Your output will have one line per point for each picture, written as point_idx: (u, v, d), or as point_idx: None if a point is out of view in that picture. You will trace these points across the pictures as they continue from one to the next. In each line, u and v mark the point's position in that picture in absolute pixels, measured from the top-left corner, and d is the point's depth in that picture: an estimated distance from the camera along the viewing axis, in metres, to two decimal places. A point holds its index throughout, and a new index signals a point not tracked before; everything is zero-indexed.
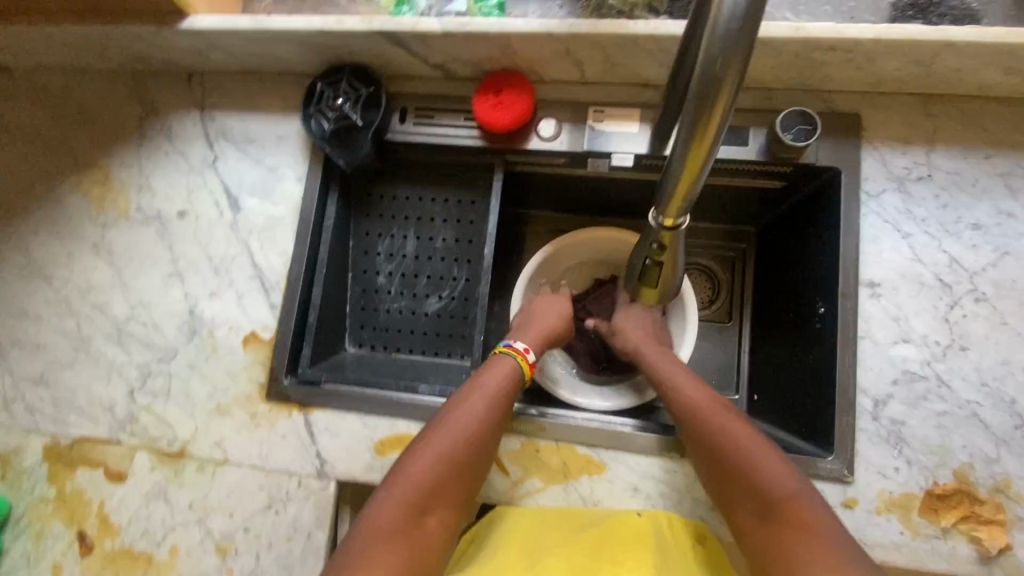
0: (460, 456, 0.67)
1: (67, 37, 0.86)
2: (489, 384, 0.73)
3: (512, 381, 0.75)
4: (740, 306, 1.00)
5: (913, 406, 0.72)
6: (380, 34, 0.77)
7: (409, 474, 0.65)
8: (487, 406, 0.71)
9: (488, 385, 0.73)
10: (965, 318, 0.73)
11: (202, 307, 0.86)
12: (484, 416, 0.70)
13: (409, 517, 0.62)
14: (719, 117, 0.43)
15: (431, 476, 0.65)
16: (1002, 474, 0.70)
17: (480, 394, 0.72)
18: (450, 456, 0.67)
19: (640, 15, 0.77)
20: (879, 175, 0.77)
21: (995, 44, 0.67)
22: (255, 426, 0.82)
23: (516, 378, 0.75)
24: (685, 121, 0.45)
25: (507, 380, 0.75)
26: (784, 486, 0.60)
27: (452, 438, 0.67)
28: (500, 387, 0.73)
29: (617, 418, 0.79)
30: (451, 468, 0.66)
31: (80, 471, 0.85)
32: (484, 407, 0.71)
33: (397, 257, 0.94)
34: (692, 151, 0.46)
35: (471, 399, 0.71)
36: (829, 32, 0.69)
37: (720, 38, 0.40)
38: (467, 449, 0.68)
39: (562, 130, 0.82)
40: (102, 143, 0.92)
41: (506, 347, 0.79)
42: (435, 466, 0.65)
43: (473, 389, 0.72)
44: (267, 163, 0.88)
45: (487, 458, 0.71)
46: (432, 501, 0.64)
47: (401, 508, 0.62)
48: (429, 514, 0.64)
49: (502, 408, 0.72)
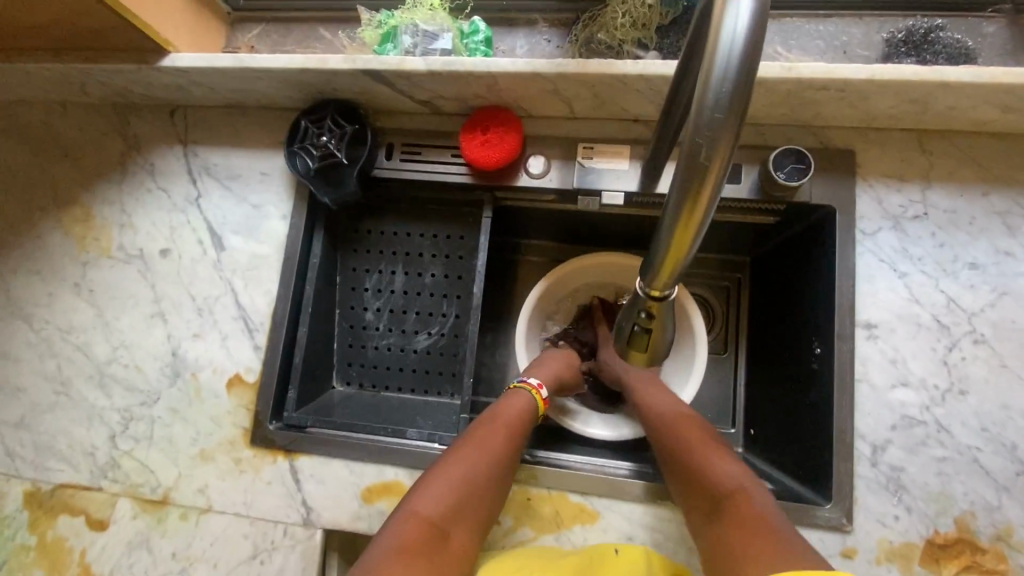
0: (481, 481, 0.66)
1: (46, 73, 0.84)
2: (507, 414, 0.73)
3: (527, 419, 0.75)
4: (735, 337, 0.98)
5: (912, 451, 0.70)
6: (363, 72, 0.75)
7: (431, 496, 0.62)
8: (508, 434, 0.71)
9: (506, 415, 0.73)
10: (964, 361, 0.71)
11: (185, 349, 0.84)
12: (504, 443, 0.70)
13: (430, 540, 0.59)
14: (713, 185, 0.36)
15: (453, 499, 0.63)
16: (1004, 522, 0.68)
17: (498, 423, 0.72)
18: (471, 480, 0.65)
19: (629, 50, 0.76)
20: (874, 213, 0.75)
21: (992, 84, 0.65)
22: (240, 472, 0.80)
23: (530, 411, 0.75)
24: (670, 196, 0.37)
25: (522, 412, 0.75)
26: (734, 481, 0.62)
27: (476, 462, 0.66)
28: (517, 418, 0.73)
29: (611, 463, 0.77)
30: (471, 493, 0.64)
31: (60, 518, 0.82)
32: (506, 437, 0.70)
33: (385, 293, 0.92)
34: (678, 232, 0.38)
35: (491, 426, 0.71)
36: (822, 72, 0.67)
37: (718, 91, 0.33)
38: (489, 476, 0.67)
39: (551, 167, 0.81)
40: (83, 179, 0.91)
41: (520, 382, 0.79)
42: (458, 488, 0.64)
43: (491, 417, 0.72)
44: (251, 200, 0.86)
45: (504, 488, 0.69)
46: (452, 527, 0.61)
47: (422, 531, 0.59)
48: (449, 539, 0.61)
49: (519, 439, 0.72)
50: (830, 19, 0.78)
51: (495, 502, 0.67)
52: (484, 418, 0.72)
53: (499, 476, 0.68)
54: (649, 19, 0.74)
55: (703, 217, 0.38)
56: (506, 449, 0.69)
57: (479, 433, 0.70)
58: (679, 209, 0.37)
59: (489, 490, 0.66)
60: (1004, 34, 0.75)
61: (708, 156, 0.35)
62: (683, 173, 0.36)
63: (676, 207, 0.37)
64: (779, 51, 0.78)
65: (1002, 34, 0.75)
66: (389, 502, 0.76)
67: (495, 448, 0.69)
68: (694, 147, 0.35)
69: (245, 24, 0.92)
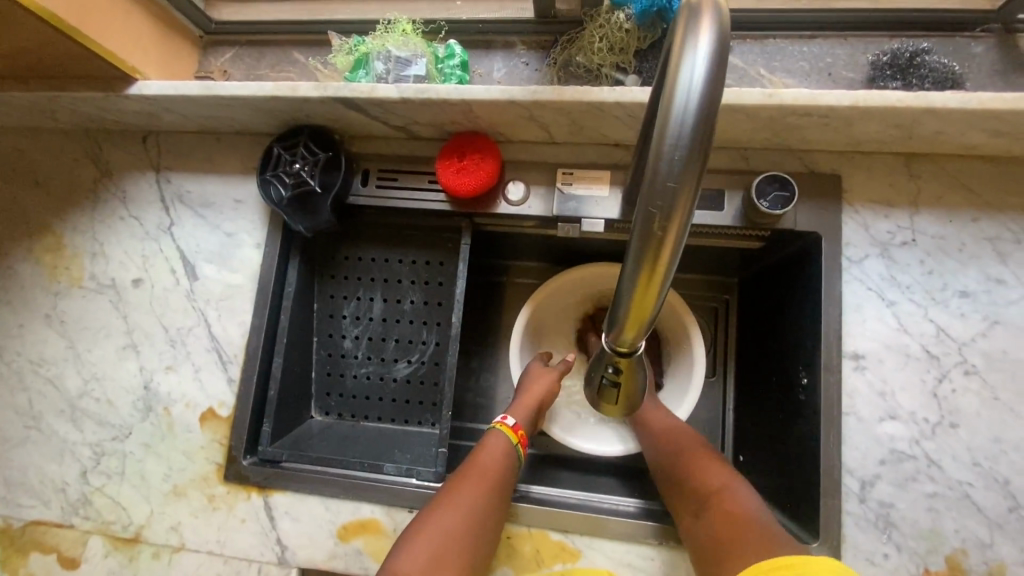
0: (460, 532, 0.63)
1: (13, 101, 0.82)
2: (487, 459, 0.71)
3: (509, 459, 0.73)
4: (723, 360, 0.96)
5: (901, 487, 0.68)
6: (335, 100, 0.73)
7: (407, 556, 0.60)
8: (486, 480, 0.68)
9: (485, 461, 0.70)
10: (954, 393, 0.69)
11: (157, 381, 0.82)
12: (483, 492, 0.67)
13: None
14: (671, 253, 0.34)
15: (431, 556, 0.60)
16: (997, 560, 0.66)
17: (479, 470, 0.69)
18: (449, 533, 0.63)
19: (608, 74, 0.74)
20: (861, 240, 0.73)
21: (980, 110, 0.63)
22: (213, 509, 0.78)
23: (511, 454, 0.73)
24: (630, 252, 0.35)
25: (506, 455, 0.73)
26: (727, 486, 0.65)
27: (452, 513, 0.64)
28: (498, 462, 0.71)
29: (603, 501, 0.76)
30: (451, 547, 0.62)
31: (31, 557, 0.80)
32: (483, 481, 0.68)
33: (364, 320, 0.90)
34: (641, 288, 0.36)
35: (469, 474, 0.69)
36: (804, 98, 0.65)
37: (672, 158, 0.32)
38: (469, 526, 0.64)
39: (531, 193, 0.79)
40: (55, 207, 0.89)
41: (495, 422, 0.76)
42: (436, 543, 0.61)
43: (470, 463, 0.70)
44: (225, 228, 0.85)
45: (490, 541, 0.66)
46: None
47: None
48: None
49: (503, 485, 0.69)
50: (815, 40, 0.76)
51: (480, 555, 0.64)
52: (462, 467, 0.70)
53: (483, 527, 0.65)
54: (627, 43, 0.72)
55: (667, 275, 0.35)
56: (486, 498, 0.67)
57: (456, 483, 0.68)
58: (635, 276, 0.35)
59: (472, 542, 0.64)
60: (993, 55, 0.73)
61: (663, 224, 0.33)
62: (638, 241, 0.34)
63: (633, 275, 0.35)
64: (762, 73, 0.76)
65: (991, 54, 0.73)
66: (365, 540, 0.74)
67: (474, 496, 0.66)
68: (648, 215, 0.33)
69: (218, 48, 0.90)
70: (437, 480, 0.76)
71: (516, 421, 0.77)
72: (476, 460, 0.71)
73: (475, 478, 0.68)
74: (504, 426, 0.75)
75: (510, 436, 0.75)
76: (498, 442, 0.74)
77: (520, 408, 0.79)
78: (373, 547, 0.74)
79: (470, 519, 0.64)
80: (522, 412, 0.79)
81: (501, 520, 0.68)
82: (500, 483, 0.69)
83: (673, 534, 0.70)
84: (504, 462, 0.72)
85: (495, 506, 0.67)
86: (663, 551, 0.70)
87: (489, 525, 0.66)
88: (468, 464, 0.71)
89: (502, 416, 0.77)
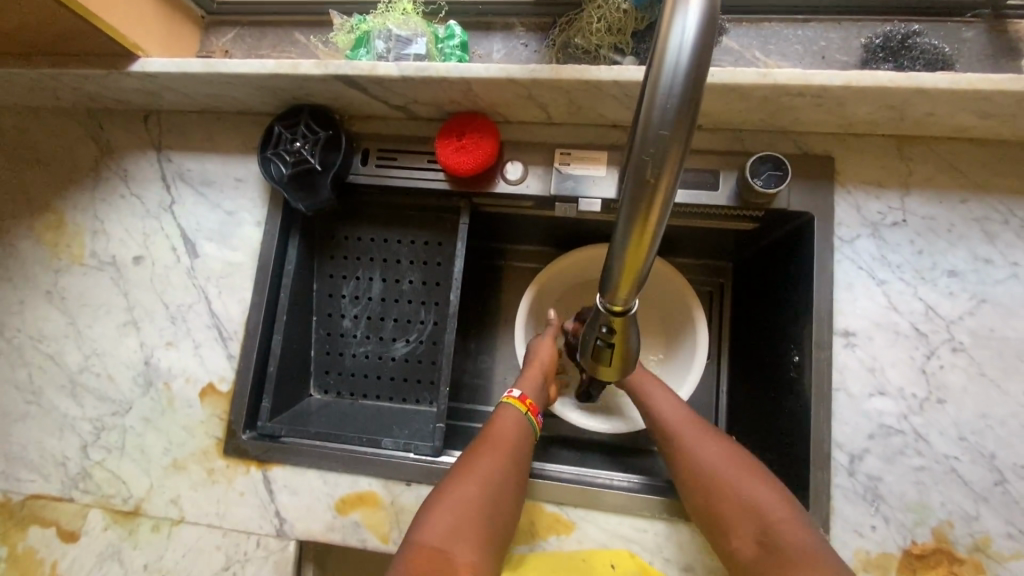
0: (480, 501, 0.64)
1: (14, 78, 0.83)
2: (502, 430, 0.72)
3: (523, 433, 0.73)
4: (718, 342, 0.97)
5: (889, 460, 0.70)
6: (336, 77, 0.74)
7: (428, 526, 0.61)
8: (503, 449, 0.70)
9: (499, 433, 0.71)
10: (942, 369, 0.71)
11: (157, 357, 0.83)
12: (499, 465, 0.68)
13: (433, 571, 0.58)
14: (663, 201, 0.35)
15: (451, 525, 0.61)
16: (982, 532, 0.67)
17: (494, 444, 0.70)
18: (469, 502, 0.64)
19: (606, 55, 0.75)
20: (853, 220, 0.75)
21: (968, 90, 0.64)
22: (212, 483, 0.79)
23: (524, 424, 0.74)
24: (623, 204, 0.36)
25: (518, 428, 0.73)
26: (762, 501, 0.61)
27: (471, 483, 0.65)
28: (512, 435, 0.72)
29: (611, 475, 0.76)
30: (472, 515, 0.63)
31: (31, 530, 0.81)
32: (499, 452, 0.69)
33: (363, 299, 0.91)
34: (633, 238, 0.37)
35: (485, 448, 0.69)
36: (798, 78, 0.66)
37: (665, 106, 0.32)
38: (487, 497, 0.65)
39: (529, 173, 0.80)
40: (56, 186, 0.89)
41: (506, 395, 0.77)
42: (455, 512, 0.62)
43: (485, 438, 0.71)
44: (225, 207, 0.85)
45: (512, 511, 0.67)
46: (455, 553, 0.60)
47: (426, 562, 0.58)
48: (454, 565, 0.59)
49: (520, 457, 0.70)
50: (809, 24, 0.77)
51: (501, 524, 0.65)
52: (479, 441, 0.71)
53: (501, 496, 0.66)
54: (625, 24, 0.73)
55: (659, 225, 0.36)
56: (504, 469, 0.68)
57: (471, 456, 0.69)
58: (629, 226, 0.36)
59: (491, 512, 0.64)
60: (983, 39, 0.74)
61: (654, 174, 0.34)
62: (631, 191, 0.35)
63: (626, 227, 0.36)
64: (757, 55, 0.77)
65: (981, 39, 0.74)
66: (363, 513, 0.75)
67: (492, 465, 0.68)
68: (640, 165, 0.34)
69: (220, 28, 0.91)
70: (434, 454, 0.77)
71: (523, 392, 0.78)
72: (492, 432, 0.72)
73: (491, 449, 0.69)
74: (512, 399, 0.76)
75: (519, 407, 0.76)
76: (511, 415, 0.74)
77: (528, 381, 0.80)
78: (370, 520, 0.75)
79: (487, 490, 0.65)
80: (530, 384, 0.80)
81: (519, 492, 0.69)
82: (517, 453, 0.70)
83: (668, 507, 0.72)
84: (519, 433, 0.73)
85: (514, 474, 0.68)
86: (656, 523, 0.71)
87: (508, 494, 0.67)
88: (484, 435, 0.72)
89: (511, 390, 0.78)
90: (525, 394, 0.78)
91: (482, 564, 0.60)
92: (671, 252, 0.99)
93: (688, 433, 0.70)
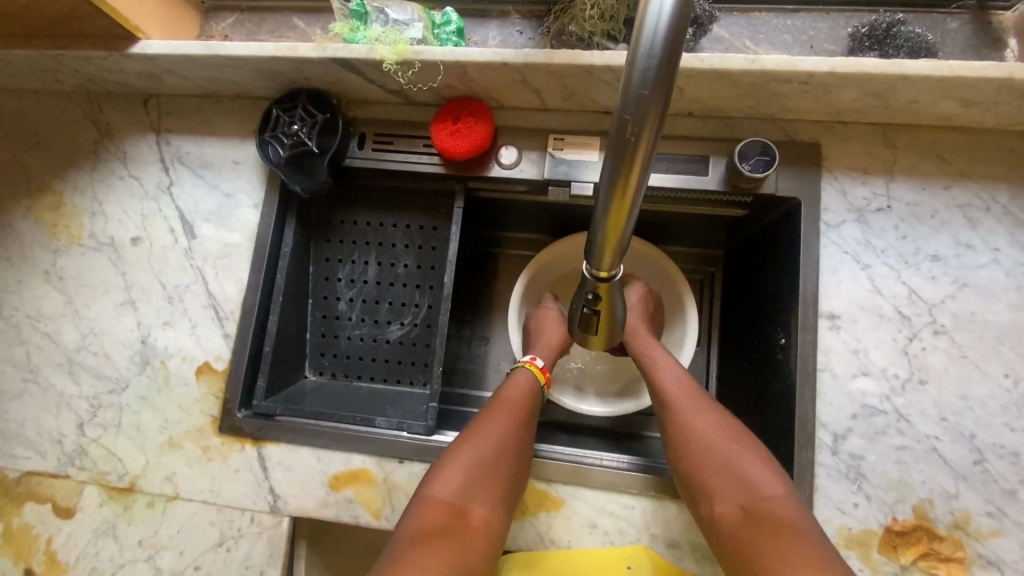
0: (494, 461, 0.66)
1: (15, 60, 0.84)
2: (511, 394, 0.74)
3: (531, 400, 0.75)
4: (708, 329, 0.99)
5: (872, 440, 0.71)
6: (333, 61, 0.75)
7: (443, 482, 0.63)
8: (512, 410, 0.71)
9: (511, 398, 0.73)
10: (924, 351, 0.72)
11: (154, 336, 0.84)
12: (511, 429, 0.69)
13: (446, 525, 0.60)
14: (644, 158, 0.37)
15: (465, 482, 0.64)
16: (962, 510, 0.68)
17: (503, 407, 0.71)
18: (478, 460, 0.65)
19: (599, 42, 0.76)
20: (839, 206, 0.76)
21: (950, 77, 0.66)
22: (207, 460, 0.80)
23: (535, 389, 0.76)
24: (606, 161, 0.38)
25: (529, 393, 0.75)
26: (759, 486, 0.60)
27: (480, 443, 0.67)
28: (524, 399, 0.74)
29: (604, 454, 0.77)
30: (482, 472, 0.65)
31: (27, 507, 0.82)
32: (507, 414, 0.71)
33: (358, 283, 0.92)
34: (619, 193, 0.39)
35: (496, 412, 0.71)
36: (784, 64, 0.68)
37: (646, 67, 0.34)
38: (502, 456, 0.66)
39: (523, 157, 0.81)
40: (56, 168, 0.90)
41: (522, 360, 0.79)
42: (466, 472, 0.64)
43: (495, 404, 0.72)
44: (223, 189, 0.86)
45: (525, 471, 0.69)
46: (466, 508, 0.62)
47: (437, 516, 0.61)
48: (468, 519, 0.61)
49: (531, 422, 0.72)
50: (798, 14, 0.79)
51: (515, 482, 0.67)
52: (493, 406, 0.72)
53: (515, 456, 0.68)
54: (618, 11, 0.74)
55: (641, 182, 0.39)
56: (516, 430, 0.69)
57: (483, 421, 0.70)
58: (612, 185, 0.39)
59: (505, 471, 0.66)
60: (967, 30, 0.76)
61: (635, 133, 0.36)
62: (613, 150, 0.37)
63: (608, 190, 0.39)
64: (747, 44, 0.78)
65: (965, 30, 0.76)
66: (356, 490, 0.77)
67: (501, 425, 0.69)
68: (622, 122, 0.36)
69: (220, 13, 0.92)
70: (426, 433, 0.78)
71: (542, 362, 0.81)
72: (502, 396, 0.74)
73: (501, 414, 0.70)
74: (531, 365, 0.78)
75: (536, 374, 0.78)
76: (524, 380, 0.76)
77: (544, 349, 0.83)
78: (363, 496, 0.76)
79: (501, 451, 0.67)
80: (546, 354, 0.82)
81: (528, 454, 0.70)
82: (525, 416, 0.71)
83: (656, 485, 0.73)
84: (528, 398, 0.74)
85: (524, 436, 0.70)
86: (644, 499, 0.73)
87: (521, 455, 0.69)
88: (494, 400, 0.73)
89: (529, 357, 0.80)
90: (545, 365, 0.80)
91: (495, 520, 0.63)
92: (663, 240, 1.00)
93: (712, 438, 0.66)
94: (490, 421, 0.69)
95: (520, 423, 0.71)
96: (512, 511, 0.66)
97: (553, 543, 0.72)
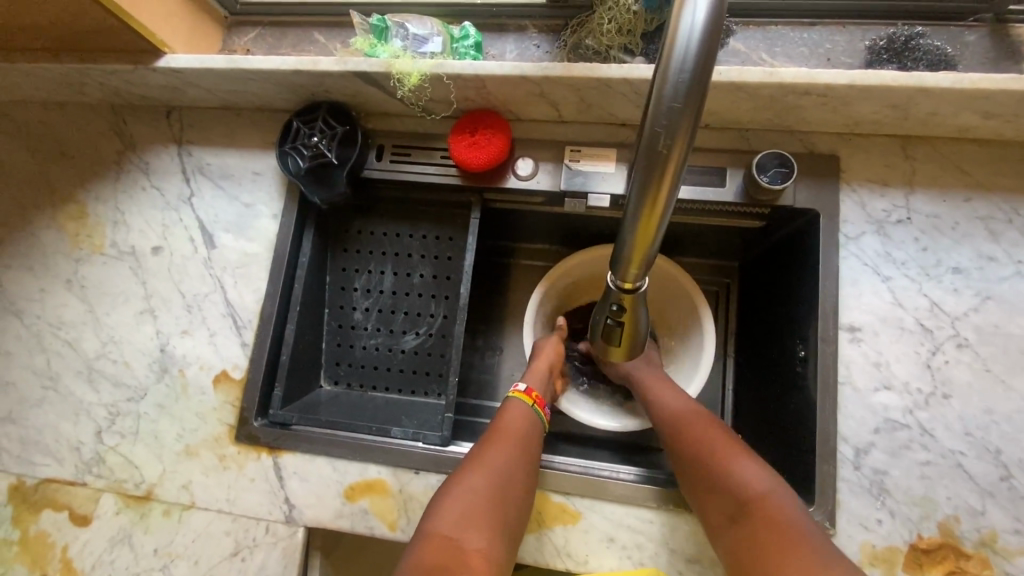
0: (495, 494, 0.64)
1: (43, 73, 0.86)
2: (510, 422, 0.73)
3: (529, 429, 0.74)
4: (724, 341, 0.98)
5: (895, 455, 0.70)
6: (355, 74, 0.76)
7: (441, 515, 0.61)
8: (511, 440, 0.70)
9: (510, 428, 0.72)
10: (947, 365, 0.71)
11: (173, 344, 0.85)
12: (512, 461, 0.68)
13: (446, 559, 0.56)
14: (675, 170, 0.37)
15: (465, 512, 0.61)
16: (988, 527, 0.67)
17: (504, 436, 0.71)
18: (478, 492, 0.63)
19: (615, 56, 0.77)
20: (858, 217, 0.76)
21: (971, 90, 0.65)
22: (224, 468, 0.80)
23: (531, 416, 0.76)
24: (636, 174, 0.39)
25: (528, 422, 0.74)
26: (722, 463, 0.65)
27: (479, 475, 0.65)
28: (520, 428, 0.73)
29: (610, 465, 0.76)
30: (482, 504, 0.62)
31: (44, 514, 0.82)
32: (507, 449, 0.69)
33: (374, 293, 0.92)
34: (649, 203, 0.39)
35: (496, 442, 0.70)
36: (804, 77, 0.68)
37: (678, 80, 0.35)
38: (498, 488, 0.64)
39: (540, 169, 0.82)
40: (79, 180, 0.92)
41: (510, 391, 0.79)
42: (466, 504, 0.61)
43: (495, 435, 0.71)
44: (243, 200, 0.88)
45: (523, 503, 0.67)
46: (468, 541, 0.59)
47: (437, 552, 0.57)
48: (468, 551, 0.58)
49: (531, 453, 0.71)
50: (815, 27, 0.79)
51: (513, 518, 0.65)
52: (489, 437, 0.71)
53: (513, 488, 0.66)
54: (635, 25, 0.75)
55: (671, 193, 0.39)
56: (515, 463, 0.68)
57: (482, 451, 0.69)
58: (643, 197, 0.39)
59: (505, 502, 0.64)
60: (985, 43, 0.76)
61: (667, 145, 0.36)
62: (645, 161, 0.37)
63: (639, 202, 0.39)
64: (764, 57, 0.79)
65: (984, 42, 0.76)
66: (371, 500, 0.76)
67: (502, 456, 0.68)
68: (654, 135, 0.36)
69: (242, 28, 0.94)
70: (442, 444, 0.78)
71: (530, 386, 0.80)
72: (500, 427, 0.73)
73: (501, 449, 0.69)
74: (518, 392, 0.78)
75: (524, 400, 0.77)
76: (519, 410, 0.76)
77: (534, 374, 0.82)
78: (379, 507, 0.76)
79: (500, 481, 0.65)
80: (537, 380, 0.82)
81: (528, 482, 0.68)
82: (524, 449, 0.70)
83: (674, 498, 0.72)
84: (526, 428, 0.73)
85: (523, 469, 0.68)
86: (663, 514, 0.72)
87: (522, 487, 0.67)
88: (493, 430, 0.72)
89: (517, 385, 0.80)
90: (529, 387, 0.79)
91: (496, 556, 0.59)
92: (678, 251, 1.00)
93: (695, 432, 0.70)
94: (490, 453, 0.68)
95: (518, 454, 0.69)
96: (511, 543, 0.63)
97: (569, 557, 0.72)
